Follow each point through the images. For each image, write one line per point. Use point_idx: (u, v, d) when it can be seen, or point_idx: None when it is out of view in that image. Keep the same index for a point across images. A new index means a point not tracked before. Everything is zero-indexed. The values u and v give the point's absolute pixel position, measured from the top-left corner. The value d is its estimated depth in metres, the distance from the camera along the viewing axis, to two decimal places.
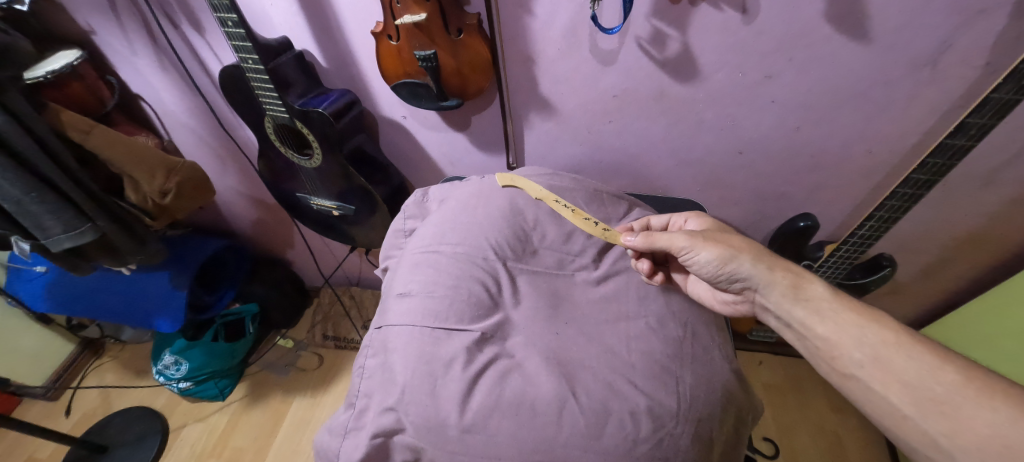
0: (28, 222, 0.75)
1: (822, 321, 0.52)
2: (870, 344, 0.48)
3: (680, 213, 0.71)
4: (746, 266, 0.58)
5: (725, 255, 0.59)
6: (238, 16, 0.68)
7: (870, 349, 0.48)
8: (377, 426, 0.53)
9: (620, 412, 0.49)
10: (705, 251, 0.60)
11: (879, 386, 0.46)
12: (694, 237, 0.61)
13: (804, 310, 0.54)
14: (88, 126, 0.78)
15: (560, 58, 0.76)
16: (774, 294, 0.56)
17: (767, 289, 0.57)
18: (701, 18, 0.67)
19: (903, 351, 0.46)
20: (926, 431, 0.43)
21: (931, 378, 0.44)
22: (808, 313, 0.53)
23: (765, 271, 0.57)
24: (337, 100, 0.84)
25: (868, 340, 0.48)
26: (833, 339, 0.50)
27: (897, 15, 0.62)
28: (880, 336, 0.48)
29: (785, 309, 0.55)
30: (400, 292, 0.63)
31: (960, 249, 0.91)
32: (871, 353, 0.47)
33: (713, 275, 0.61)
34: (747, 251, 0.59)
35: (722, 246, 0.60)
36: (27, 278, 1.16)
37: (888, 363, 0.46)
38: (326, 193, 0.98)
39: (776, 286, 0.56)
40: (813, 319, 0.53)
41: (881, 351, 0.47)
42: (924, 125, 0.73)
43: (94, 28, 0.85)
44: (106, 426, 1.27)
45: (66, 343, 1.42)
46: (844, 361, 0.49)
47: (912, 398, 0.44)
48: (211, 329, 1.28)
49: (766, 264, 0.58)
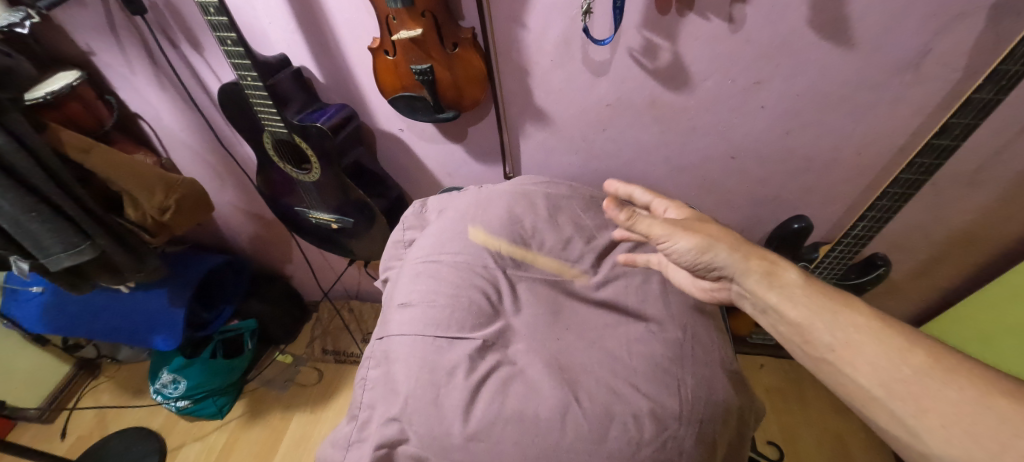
0: (28, 242, 0.75)
1: (794, 306, 0.51)
2: (841, 329, 0.48)
3: (664, 199, 0.70)
4: (722, 255, 0.56)
5: (702, 243, 0.57)
6: (238, 36, 0.68)
7: (841, 333, 0.48)
8: (381, 437, 0.52)
9: (622, 416, 0.49)
10: (683, 240, 0.57)
11: (849, 369, 0.46)
12: (671, 226, 0.58)
13: (778, 296, 0.52)
14: (87, 144, 0.79)
15: (552, 69, 0.78)
16: (749, 281, 0.55)
17: (742, 278, 0.56)
18: (690, 28, 0.69)
19: (873, 334, 0.46)
20: (894, 412, 0.43)
21: (899, 360, 0.44)
22: (782, 299, 0.52)
23: (741, 259, 0.56)
24: (334, 114, 0.86)
25: (839, 324, 0.48)
26: (805, 324, 0.50)
27: (878, 21, 0.64)
28: (851, 321, 0.48)
29: (760, 295, 0.54)
30: (400, 303, 0.63)
31: (949, 246, 0.92)
32: (841, 337, 0.47)
33: (691, 263, 0.59)
34: (724, 240, 0.57)
35: (700, 235, 0.57)
36: (24, 298, 1.15)
37: (858, 346, 0.46)
38: (324, 206, 0.98)
39: (751, 273, 0.55)
40: (785, 304, 0.52)
41: (852, 335, 0.47)
42: (909, 126, 0.75)
43: (95, 49, 0.86)
44: (104, 448, 1.25)
45: (62, 364, 1.40)
46: (815, 346, 0.49)
47: (880, 380, 0.44)
48: (210, 347, 1.27)
49: (741, 253, 0.56)
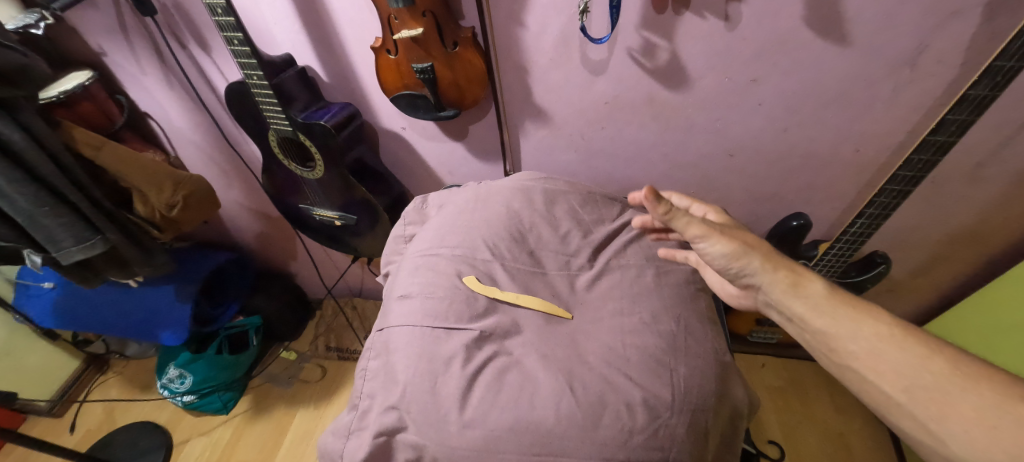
0: (41, 236, 0.77)
1: (819, 316, 0.51)
2: (865, 337, 0.48)
3: (700, 204, 0.71)
4: (754, 264, 0.56)
5: (736, 250, 0.56)
6: (244, 36, 0.70)
7: (864, 342, 0.48)
8: (380, 425, 0.53)
9: (616, 404, 0.50)
10: (719, 244, 0.56)
11: (872, 376, 0.47)
12: (709, 228, 0.56)
13: (803, 306, 0.52)
14: (99, 142, 0.82)
15: (552, 68, 0.79)
16: (775, 292, 0.55)
17: (769, 288, 0.55)
18: (687, 27, 0.70)
19: (896, 343, 0.47)
20: (915, 417, 0.44)
21: (921, 367, 0.45)
22: (808, 310, 0.52)
23: (770, 269, 0.55)
24: (338, 112, 0.88)
25: (863, 333, 0.48)
26: (829, 333, 0.50)
27: (873, 19, 0.64)
28: (874, 330, 0.48)
29: (785, 305, 0.54)
30: (401, 295, 0.65)
31: (950, 244, 0.92)
32: (865, 346, 0.48)
33: (722, 268, 0.58)
34: (757, 248, 0.56)
35: (735, 241, 0.56)
36: (35, 293, 1.18)
37: (881, 354, 0.47)
38: (328, 203, 1.00)
39: (778, 284, 0.55)
40: (811, 314, 0.52)
41: (875, 343, 0.48)
42: (907, 123, 0.75)
43: (106, 49, 0.88)
44: (111, 441, 1.28)
45: (71, 359, 1.43)
46: (843, 352, 0.49)
47: (902, 386, 0.45)
48: (216, 342, 1.29)
49: (771, 263, 0.55)
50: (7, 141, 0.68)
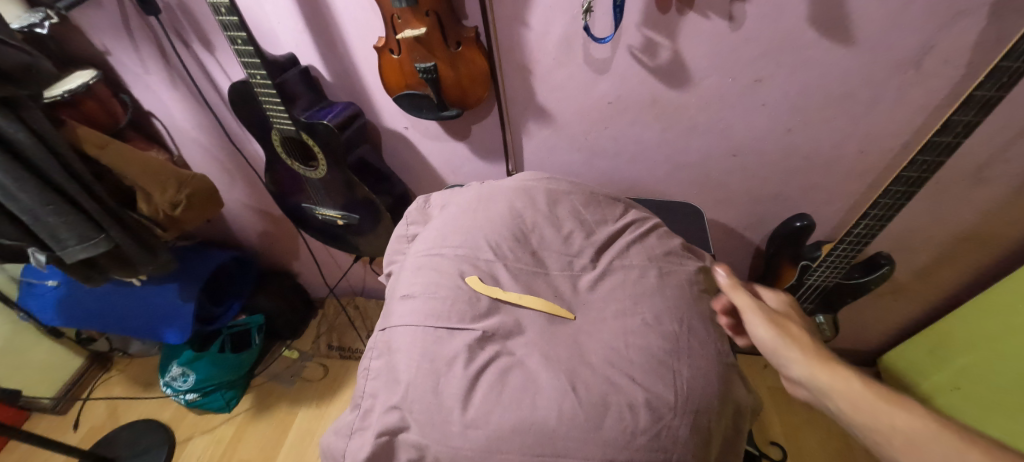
0: (44, 234, 0.77)
1: (855, 411, 0.45)
2: (900, 427, 0.41)
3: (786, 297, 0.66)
4: (796, 359, 0.51)
5: (779, 339, 0.53)
6: (248, 35, 0.70)
7: (902, 434, 0.41)
8: (382, 425, 0.53)
9: (618, 405, 0.50)
10: (763, 330, 0.55)
11: None
12: (761, 312, 0.56)
13: (843, 404, 0.46)
14: (103, 141, 0.82)
15: (555, 67, 0.79)
16: (814, 388, 0.49)
17: (810, 385, 0.49)
18: (691, 26, 0.70)
19: (933, 434, 0.40)
20: None
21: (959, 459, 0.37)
22: (847, 407, 0.45)
23: (811, 366, 0.50)
24: (341, 112, 0.88)
25: (898, 424, 0.42)
26: (866, 426, 0.43)
27: (879, 19, 0.64)
28: (909, 422, 0.41)
29: (827, 401, 0.48)
30: (404, 294, 0.65)
31: (954, 246, 0.92)
32: (902, 437, 0.41)
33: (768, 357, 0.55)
34: (808, 347, 0.52)
35: (780, 331, 0.54)
36: (39, 291, 1.19)
37: (918, 444, 0.40)
38: (330, 202, 1.00)
39: (817, 378, 0.49)
40: (849, 410, 0.45)
41: (910, 432, 0.40)
42: (912, 124, 0.75)
43: (110, 49, 0.89)
44: (115, 439, 1.28)
45: (75, 357, 1.44)
46: (886, 451, 0.42)
47: None
48: (218, 341, 1.30)
49: (816, 361, 0.50)
50: (12, 139, 0.68)
